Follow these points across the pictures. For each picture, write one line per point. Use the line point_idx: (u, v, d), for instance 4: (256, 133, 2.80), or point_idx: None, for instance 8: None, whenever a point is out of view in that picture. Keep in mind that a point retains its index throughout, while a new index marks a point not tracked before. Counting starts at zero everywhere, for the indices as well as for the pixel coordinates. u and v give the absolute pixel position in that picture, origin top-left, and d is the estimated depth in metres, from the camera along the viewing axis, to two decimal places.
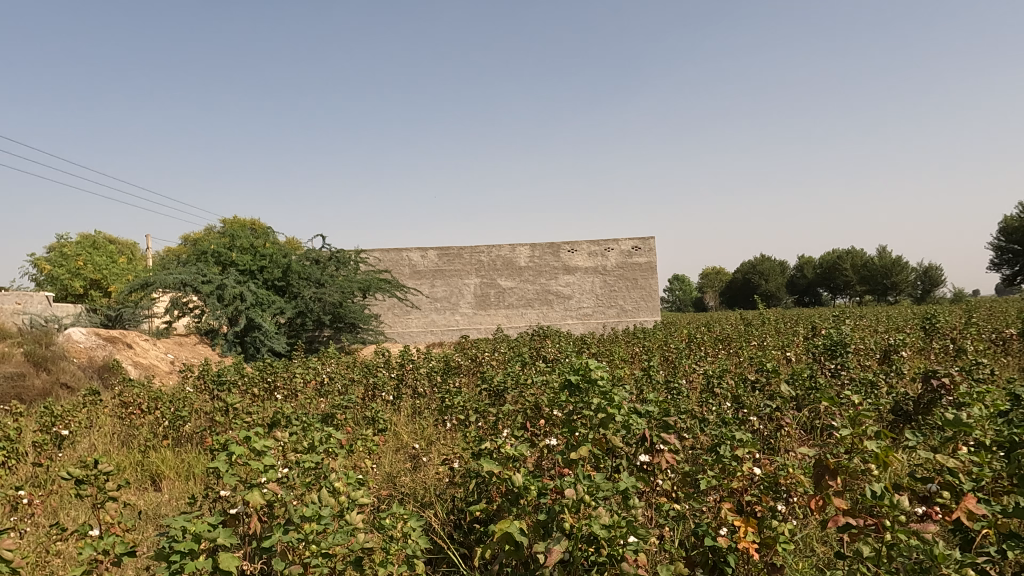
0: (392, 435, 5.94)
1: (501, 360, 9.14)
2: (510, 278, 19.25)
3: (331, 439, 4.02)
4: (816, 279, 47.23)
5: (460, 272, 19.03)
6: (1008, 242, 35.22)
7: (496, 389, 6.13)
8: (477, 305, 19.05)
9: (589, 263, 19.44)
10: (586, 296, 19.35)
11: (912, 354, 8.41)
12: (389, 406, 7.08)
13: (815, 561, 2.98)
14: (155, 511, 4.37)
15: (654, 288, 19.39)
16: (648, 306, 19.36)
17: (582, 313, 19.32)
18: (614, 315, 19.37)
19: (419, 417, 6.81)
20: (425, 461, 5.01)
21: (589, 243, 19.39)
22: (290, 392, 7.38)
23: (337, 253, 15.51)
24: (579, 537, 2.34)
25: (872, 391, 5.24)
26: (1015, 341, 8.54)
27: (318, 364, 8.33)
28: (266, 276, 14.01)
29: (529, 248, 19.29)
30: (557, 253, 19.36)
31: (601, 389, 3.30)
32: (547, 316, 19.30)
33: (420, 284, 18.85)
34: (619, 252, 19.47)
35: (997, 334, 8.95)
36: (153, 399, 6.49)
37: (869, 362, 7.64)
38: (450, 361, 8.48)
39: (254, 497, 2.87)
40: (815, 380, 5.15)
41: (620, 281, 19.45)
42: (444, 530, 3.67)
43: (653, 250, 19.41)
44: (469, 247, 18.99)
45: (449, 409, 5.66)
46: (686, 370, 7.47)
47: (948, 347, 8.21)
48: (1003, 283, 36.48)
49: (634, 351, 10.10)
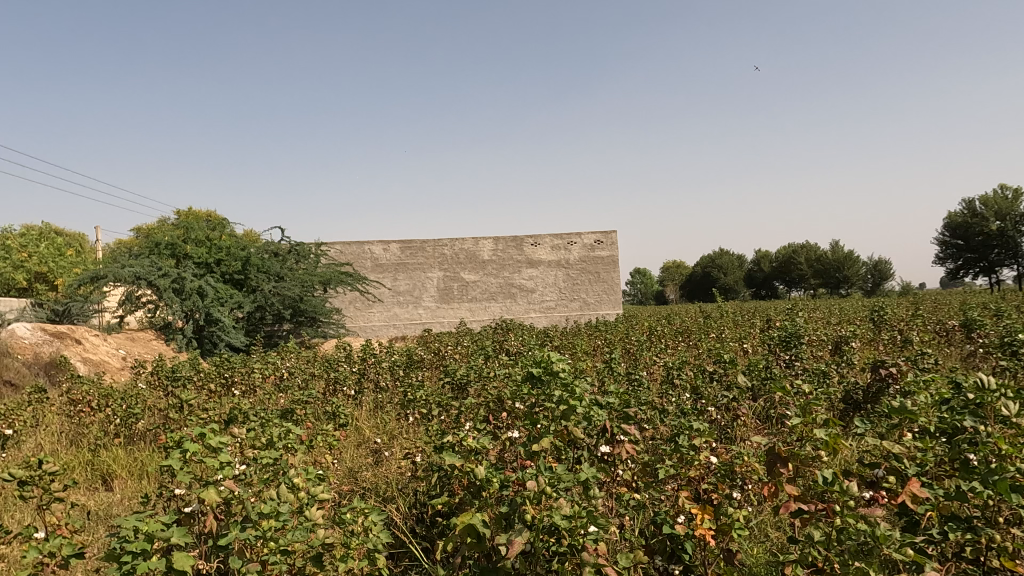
0: (353, 430, 5.88)
1: (464, 353, 9.14)
2: (473, 271, 19.19)
3: (290, 435, 3.97)
4: (773, 273, 48.47)
5: (423, 265, 18.89)
6: (952, 237, 36.70)
7: (459, 382, 6.14)
8: (441, 299, 18.96)
9: (552, 256, 19.54)
10: (549, 289, 19.47)
11: (863, 345, 8.73)
12: (349, 401, 7.01)
13: (769, 546, 3.06)
14: (106, 511, 4.25)
15: (616, 281, 19.69)
16: (610, 299, 19.64)
17: (545, 306, 19.43)
18: (577, 308, 19.56)
19: (381, 411, 6.77)
20: (387, 455, 4.97)
21: (552, 236, 19.48)
22: (248, 387, 7.24)
23: (297, 246, 15.27)
24: (540, 529, 2.34)
25: (824, 380, 5.42)
26: (957, 332, 8.96)
27: (277, 358, 8.19)
28: (224, 269, 13.68)
29: (492, 241, 19.26)
30: (521, 246, 19.39)
31: (562, 381, 3.32)
32: (510, 309, 19.32)
33: (382, 277, 18.63)
34: (582, 245, 19.63)
35: (941, 325, 9.36)
36: (103, 396, 6.27)
37: (821, 353, 7.91)
38: (413, 354, 8.44)
39: (209, 494, 2.81)
40: (770, 371, 5.31)
41: (583, 274, 19.65)
42: (407, 524, 3.65)
43: (615, 244, 19.70)
44: (432, 240, 18.87)
45: (411, 403, 5.65)
46: (647, 362, 7.60)
47: (895, 337, 8.56)
48: (947, 277, 37.94)
49: (596, 344, 10.22)
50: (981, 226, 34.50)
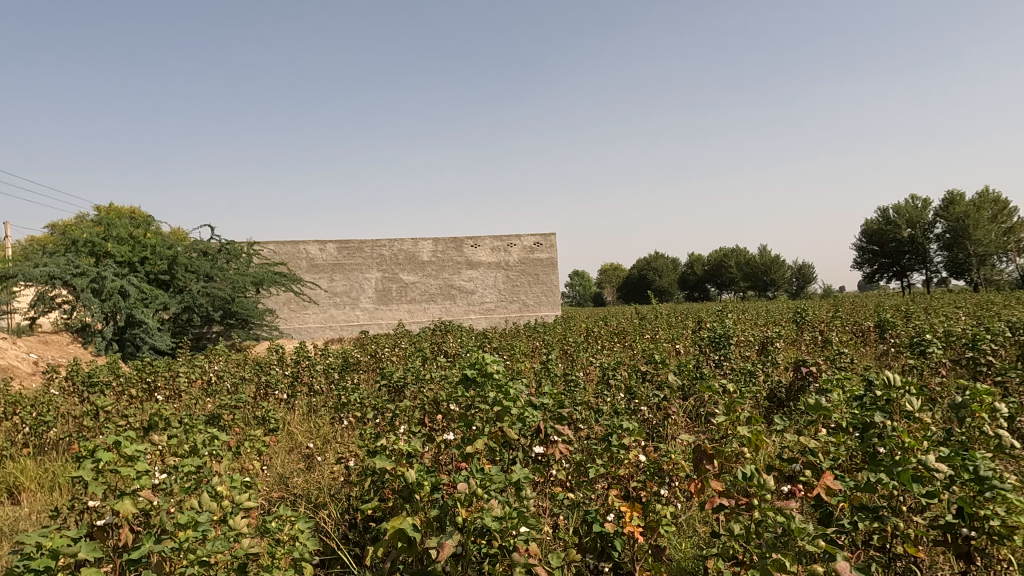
0: (285, 435, 5.71)
1: (401, 355, 9.03)
2: (412, 273, 18.99)
3: (216, 442, 3.81)
4: (705, 276, 50.14)
5: (360, 266, 18.55)
6: (868, 243, 38.89)
7: (395, 385, 6.05)
8: (379, 300, 18.67)
9: (492, 258, 19.59)
10: (489, 290, 19.51)
11: (787, 345, 9.14)
12: (281, 405, 6.81)
13: (696, 540, 3.16)
14: (12, 527, 3.96)
15: (555, 283, 20.02)
16: (548, 301, 19.95)
17: (484, 307, 19.46)
18: (516, 309, 19.72)
19: (315, 415, 6.60)
20: (320, 460, 4.85)
21: (492, 238, 19.54)
22: (173, 392, 6.92)
23: (227, 245, 14.72)
24: (471, 531, 2.34)
25: (750, 379, 5.65)
26: (872, 332, 9.51)
27: (204, 362, 7.85)
28: (148, 268, 13.04)
29: (432, 243, 19.13)
30: (460, 248, 19.35)
31: (497, 382, 3.33)
32: (450, 310, 19.22)
33: (318, 277, 18.16)
34: (521, 247, 19.80)
35: (857, 326, 9.91)
36: (9, 404, 5.85)
37: (748, 353, 8.24)
38: (349, 356, 8.27)
39: (124, 506, 2.66)
40: (699, 371, 5.49)
41: (522, 276, 19.82)
42: (338, 530, 3.58)
43: (553, 246, 20.03)
44: (370, 240, 18.57)
45: (345, 406, 5.53)
46: (584, 363, 7.72)
47: (816, 338, 9.01)
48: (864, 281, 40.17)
49: (534, 345, 10.29)
50: (894, 234, 36.74)
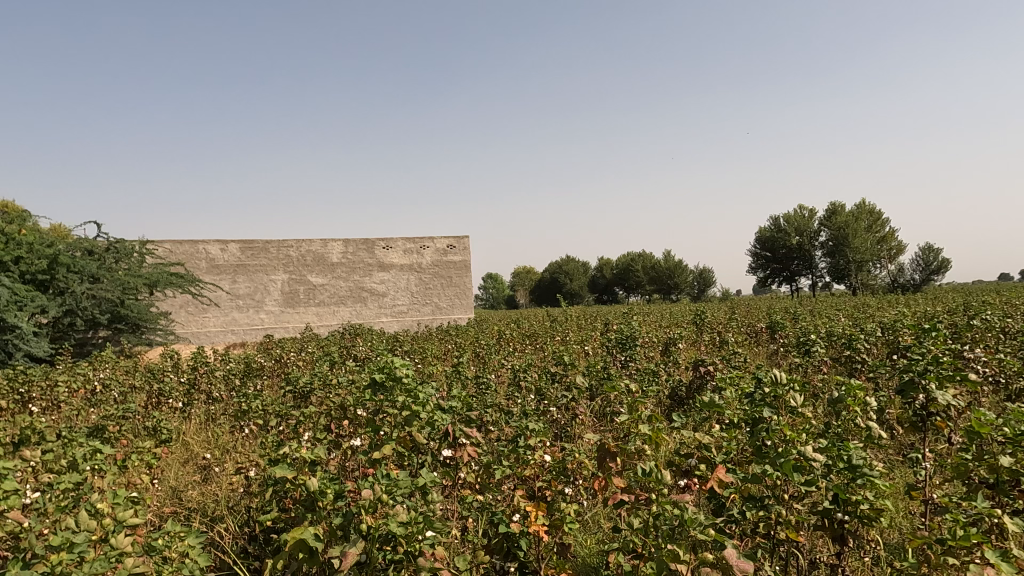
0: (179, 446, 5.38)
1: (308, 360, 8.74)
2: (321, 274, 18.42)
3: (100, 455, 3.55)
4: (614, 280, 51.76)
5: (265, 267, 17.78)
6: (762, 250, 41.41)
7: (301, 391, 5.85)
8: (285, 303, 17.96)
9: (404, 260, 19.34)
10: (401, 293, 19.23)
11: (688, 346, 9.60)
12: (176, 414, 6.42)
13: (599, 536, 3.26)
14: None
15: (468, 285, 20.09)
16: (461, 304, 19.95)
17: (396, 310, 19.18)
18: (429, 312, 19.58)
19: (213, 424, 6.27)
20: (217, 471, 4.61)
21: (405, 239, 19.32)
22: (51, 403, 6.35)
23: (116, 244, 13.69)
24: (376, 537, 2.30)
25: (654, 378, 5.90)
26: (764, 333, 10.16)
27: (87, 369, 7.27)
28: (23, 267, 11.81)
29: (342, 244, 18.65)
30: (372, 249, 18.97)
31: (405, 387, 3.28)
32: (360, 313, 18.79)
33: (219, 279, 17.23)
34: (434, 250, 19.71)
35: (751, 327, 10.56)
36: None
37: (652, 354, 8.59)
38: (251, 362, 7.91)
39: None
40: (606, 371, 5.66)
41: (435, 278, 19.72)
42: (236, 544, 3.41)
43: (466, 249, 20.07)
44: (276, 241, 17.86)
45: (246, 414, 5.29)
46: (495, 366, 7.77)
47: (714, 338, 9.52)
48: (758, 285, 42.74)
49: (447, 347, 10.26)
50: (785, 241, 39.36)
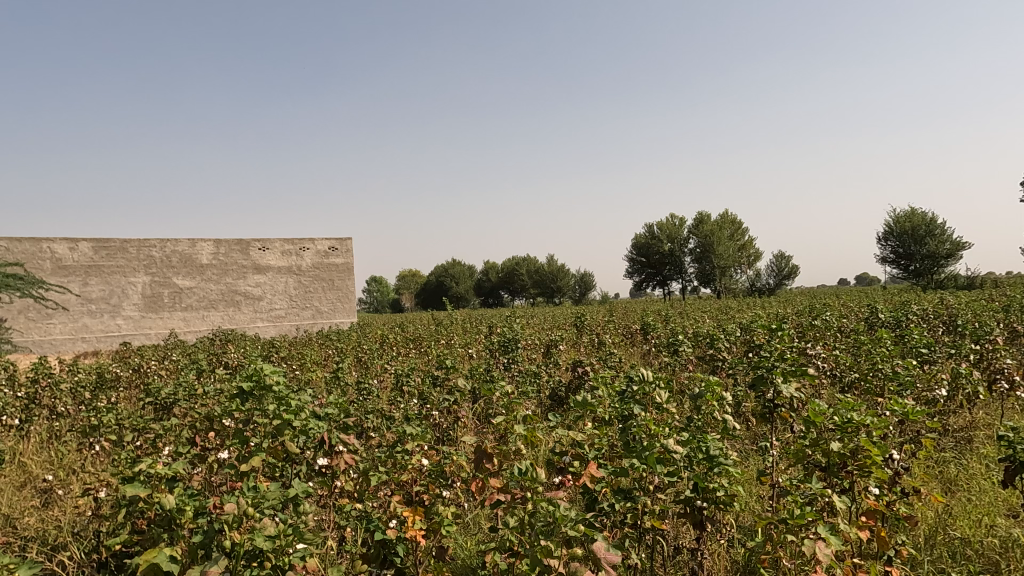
0: (14, 468, 4.79)
1: (172, 369, 8.11)
2: (188, 277, 17.15)
3: None
4: (499, 283, 52.44)
5: (123, 269, 16.28)
6: (638, 255, 43.69)
7: (163, 403, 5.42)
8: (146, 308, 16.53)
9: (281, 262, 18.51)
10: (278, 296, 18.35)
11: (568, 347, 9.95)
12: (10, 433, 5.71)
13: (479, 537, 3.29)
14: None
15: (350, 288, 19.64)
16: (343, 307, 19.48)
17: (273, 315, 18.26)
18: (309, 317, 18.88)
19: (57, 442, 5.64)
20: (61, 494, 4.16)
21: (283, 240, 18.52)
22: None
23: None
24: (241, 554, 2.18)
25: (535, 379, 6.06)
26: (638, 334, 10.75)
27: None
28: None
29: (213, 244, 17.51)
30: (246, 251, 17.97)
31: (276, 395, 3.13)
32: (233, 319, 17.68)
33: (67, 281, 15.54)
34: (315, 252, 19.07)
35: (626, 329, 11.13)
36: None
37: (534, 356, 8.81)
38: (105, 372, 7.21)
39: None
40: (488, 374, 5.74)
41: (315, 281, 19.05)
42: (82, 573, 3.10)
43: (349, 251, 19.62)
44: (136, 240, 16.42)
45: (96, 430, 4.81)
46: (378, 371, 7.62)
47: (593, 340, 9.94)
48: (634, 289, 45.05)
49: (327, 353, 9.92)
50: (658, 247, 41.79)
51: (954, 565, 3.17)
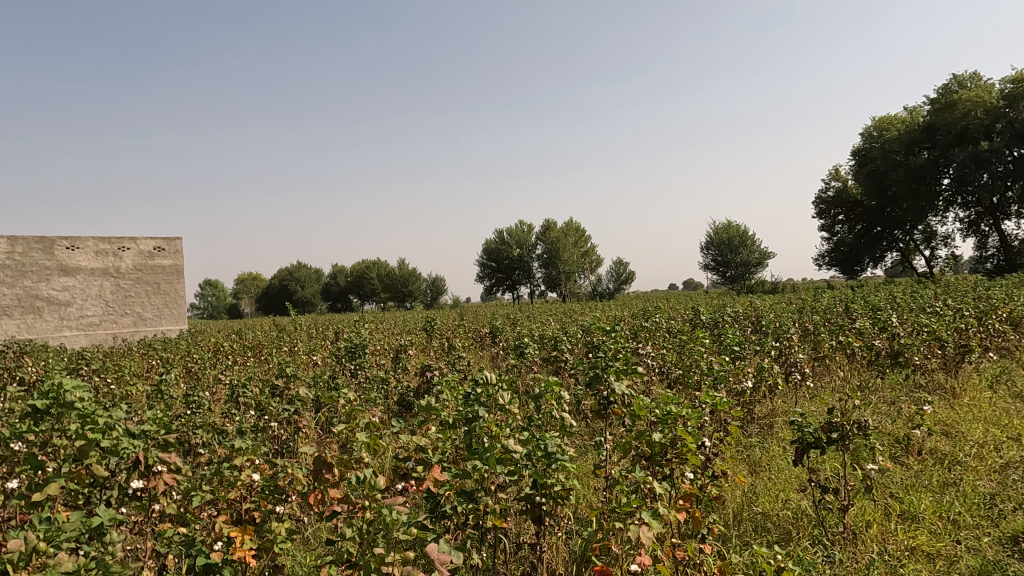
0: None
1: None
2: None
3: None
4: (348, 287, 50.78)
5: None
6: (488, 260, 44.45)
7: None
8: None
9: (95, 263, 16.47)
10: (91, 302, 16.28)
11: (418, 352, 9.89)
12: None
13: (318, 552, 3.17)
14: None
15: (180, 293, 17.98)
16: (171, 314, 17.74)
17: (84, 322, 16.16)
18: (130, 324, 16.93)
19: None
20: None
21: (97, 239, 16.52)
22: None
23: None
24: None
25: (382, 386, 5.96)
26: (487, 337, 10.96)
27: None
28: None
29: (6, 242, 15.15)
30: (50, 250, 15.77)
31: (80, 413, 2.78)
32: (32, 327, 15.40)
33: None
34: (137, 252, 17.21)
35: (476, 333, 11.29)
36: None
37: (383, 361, 8.65)
38: None
39: None
40: (333, 381, 5.54)
41: (137, 285, 17.17)
42: None
43: (178, 252, 17.97)
44: None
45: None
46: (210, 382, 7.04)
47: (443, 344, 9.97)
48: (486, 293, 45.81)
49: (151, 364, 8.98)
50: (508, 252, 42.83)
51: (756, 537, 3.60)
